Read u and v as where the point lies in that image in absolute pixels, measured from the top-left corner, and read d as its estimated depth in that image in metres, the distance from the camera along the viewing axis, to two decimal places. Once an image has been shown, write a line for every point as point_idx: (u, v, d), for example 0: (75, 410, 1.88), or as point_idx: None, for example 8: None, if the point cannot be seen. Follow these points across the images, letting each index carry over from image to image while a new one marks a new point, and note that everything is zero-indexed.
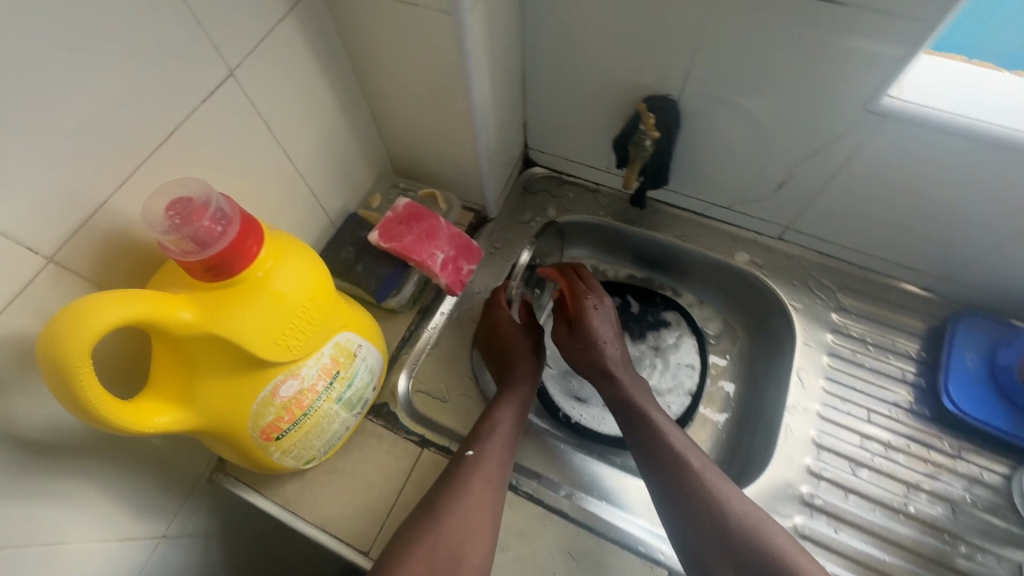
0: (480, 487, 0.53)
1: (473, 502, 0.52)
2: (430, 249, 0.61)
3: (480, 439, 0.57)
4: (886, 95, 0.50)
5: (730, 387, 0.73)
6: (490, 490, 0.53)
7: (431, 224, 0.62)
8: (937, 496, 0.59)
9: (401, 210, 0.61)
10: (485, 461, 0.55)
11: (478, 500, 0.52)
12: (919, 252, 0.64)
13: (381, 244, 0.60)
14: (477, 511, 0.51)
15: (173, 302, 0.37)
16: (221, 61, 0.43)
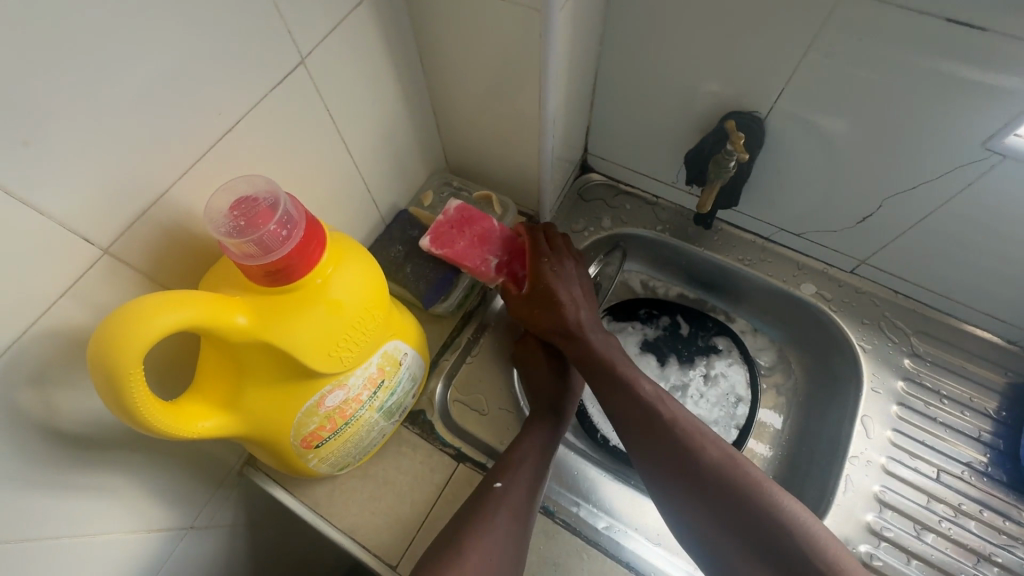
0: (507, 522, 0.48)
1: (500, 540, 0.47)
2: (482, 255, 0.57)
3: (508, 467, 0.52)
4: (1013, 134, 0.45)
5: (777, 420, 0.69)
6: (518, 527, 0.48)
7: (484, 226, 0.58)
8: (1011, 572, 0.54)
9: (452, 214, 0.57)
10: (513, 491, 0.50)
11: (506, 538, 0.47)
12: (1013, 303, 0.59)
13: (433, 249, 0.56)
14: (503, 550, 0.46)
15: (229, 305, 0.34)
16: (294, 47, 0.40)
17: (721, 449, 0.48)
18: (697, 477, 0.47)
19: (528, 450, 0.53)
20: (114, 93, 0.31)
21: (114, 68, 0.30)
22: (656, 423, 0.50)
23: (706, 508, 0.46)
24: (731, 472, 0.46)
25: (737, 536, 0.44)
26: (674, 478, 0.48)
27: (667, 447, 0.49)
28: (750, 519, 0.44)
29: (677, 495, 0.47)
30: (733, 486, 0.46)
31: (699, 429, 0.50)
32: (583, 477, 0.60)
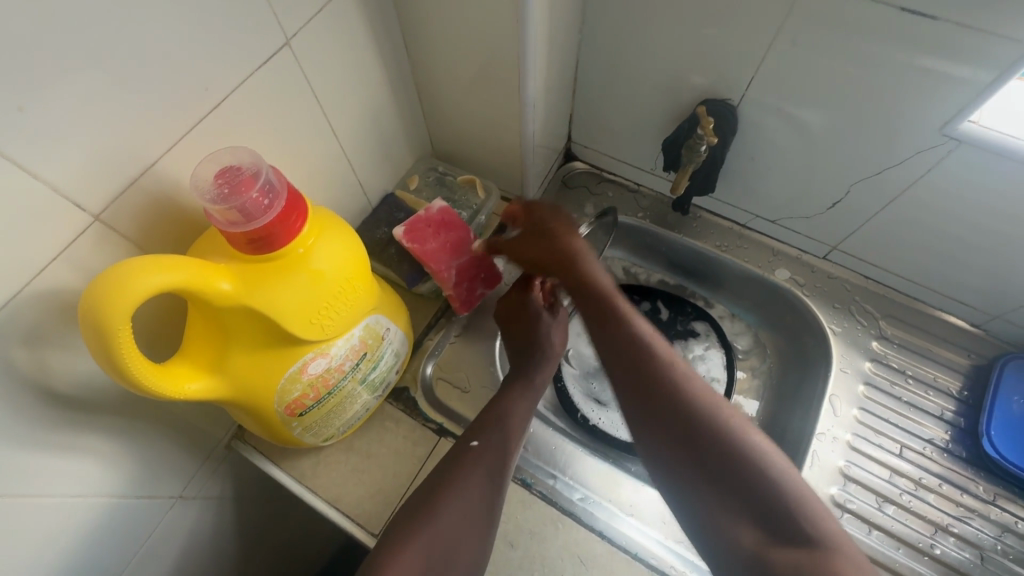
0: (483, 479, 0.50)
1: (474, 493, 0.49)
2: (450, 262, 0.59)
3: (484, 431, 0.53)
4: (965, 121, 0.47)
5: (754, 407, 0.70)
6: (496, 483, 0.50)
7: (460, 236, 0.60)
8: (966, 541, 0.56)
9: (434, 214, 0.59)
10: (486, 455, 0.51)
11: (482, 493, 0.49)
12: (976, 286, 0.61)
13: (404, 240, 0.58)
14: (478, 500, 0.49)
15: (214, 271, 0.36)
16: (280, 29, 0.42)
17: (718, 401, 0.42)
18: (693, 426, 0.41)
19: (508, 411, 0.55)
20: (106, 66, 0.32)
21: (104, 42, 0.32)
22: (650, 360, 0.44)
23: (700, 460, 0.40)
24: (731, 430, 0.40)
25: (732, 492, 0.38)
26: (666, 427, 0.41)
27: (657, 390, 0.43)
28: (745, 474, 0.38)
29: (666, 446, 0.41)
30: (730, 442, 0.40)
31: (697, 380, 0.44)
32: (560, 451, 0.62)
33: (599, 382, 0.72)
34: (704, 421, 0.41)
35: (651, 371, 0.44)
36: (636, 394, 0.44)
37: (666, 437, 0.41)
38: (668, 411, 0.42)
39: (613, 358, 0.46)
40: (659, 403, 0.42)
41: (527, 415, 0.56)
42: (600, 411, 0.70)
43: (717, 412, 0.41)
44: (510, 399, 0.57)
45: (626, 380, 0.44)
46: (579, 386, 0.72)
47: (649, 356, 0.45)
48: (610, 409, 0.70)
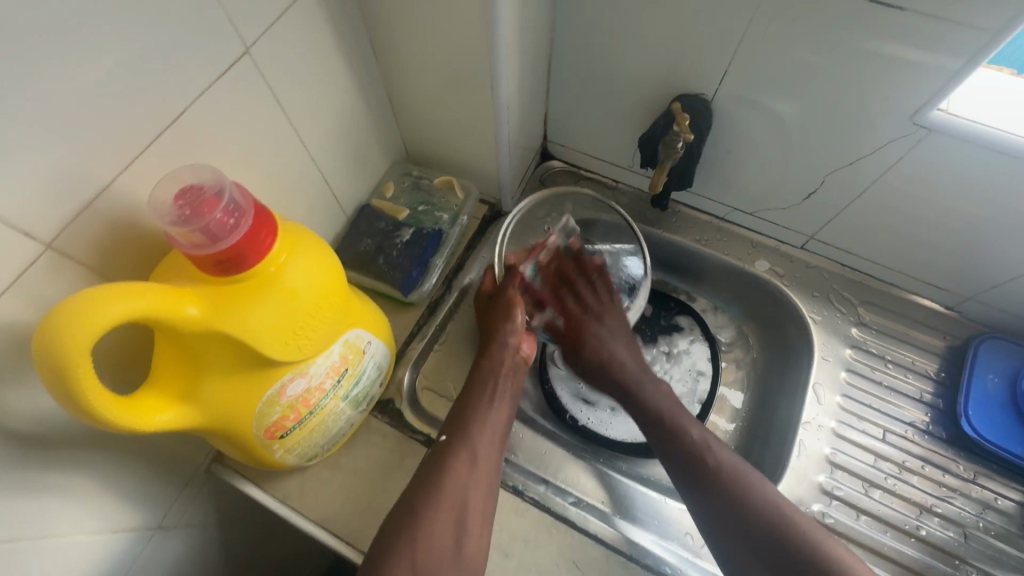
0: (462, 470, 0.51)
1: (460, 480, 0.51)
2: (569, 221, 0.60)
3: (458, 424, 0.55)
4: (935, 109, 0.48)
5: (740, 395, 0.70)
6: (474, 473, 0.52)
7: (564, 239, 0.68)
8: (950, 520, 0.57)
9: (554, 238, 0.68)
10: (462, 445, 0.53)
11: (464, 485, 0.51)
12: (948, 268, 0.62)
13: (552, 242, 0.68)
14: (465, 484, 0.51)
15: (180, 296, 0.34)
16: (238, 38, 0.40)
17: (767, 491, 0.53)
18: (734, 508, 0.52)
19: (477, 403, 0.57)
20: (48, 84, 0.30)
21: (44, 58, 0.29)
22: (710, 467, 0.54)
23: (737, 533, 0.51)
24: (770, 515, 0.51)
25: (751, 548, 0.50)
26: (719, 514, 0.52)
27: (713, 489, 0.53)
28: (777, 546, 0.50)
29: (715, 525, 0.52)
30: (774, 526, 0.50)
31: (742, 470, 0.54)
32: (550, 454, 0.63)
33: (587, 383, 0.72)
34: (749, 508, 0.51)
35: (704, 471, 0.54)
36: (699, 488, 0.54)
37: (721, 525, 0.52)
38: (716, 500, 0.53)
39: (670, 455, 0.57)
40: (714, 497, 0.53)
41: (498, 404, 0.57)
42: (589, 411, 0.69)
43: (764, 507, 0.51)
44: (480, 392, 0.58)
45: (680, 474, 0.56)
46: (566, 387, 0.71)
47: (697, 460, 0.55)
48: (598, 408, 0.70)
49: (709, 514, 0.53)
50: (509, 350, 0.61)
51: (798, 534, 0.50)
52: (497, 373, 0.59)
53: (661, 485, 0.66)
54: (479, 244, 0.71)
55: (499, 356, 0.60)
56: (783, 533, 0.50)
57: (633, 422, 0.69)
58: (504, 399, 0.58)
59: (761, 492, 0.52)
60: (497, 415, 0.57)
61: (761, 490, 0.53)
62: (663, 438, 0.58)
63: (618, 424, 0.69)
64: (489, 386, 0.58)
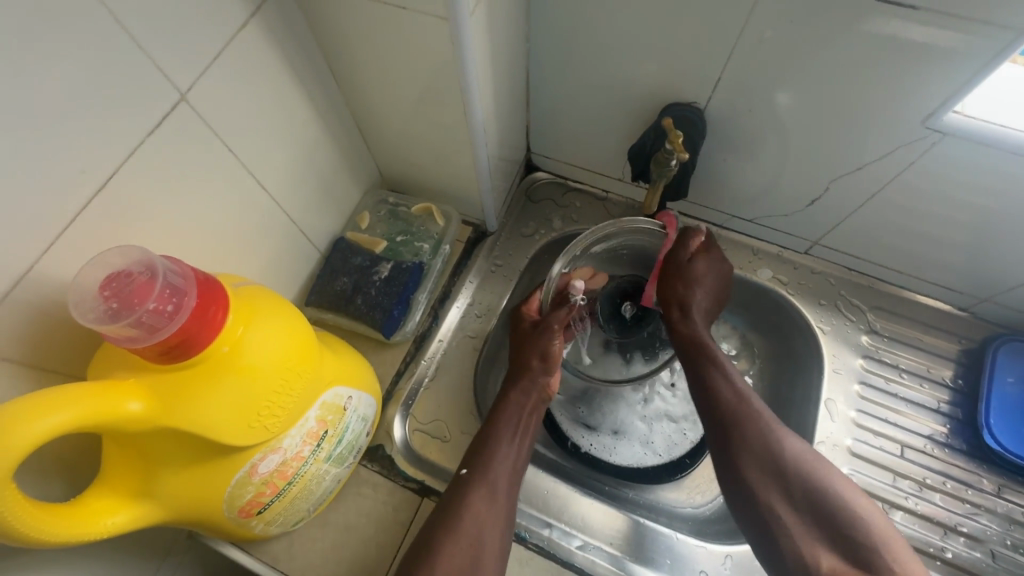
0: (480, 507, 0.48)
1: (481, 515, 0.48)
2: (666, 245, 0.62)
3: (477, 455, 0.52)
4: (950, 111, 0.44)
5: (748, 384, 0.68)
6: (493, 511, 0.48)
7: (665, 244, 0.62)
8: (975, 540, 0.56)
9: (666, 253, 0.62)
10: (482, 475, 0.50)
11: (481, 521, 0.48)
12: (959, 270, 0.59)
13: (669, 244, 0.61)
14: (486, 518, 0.48)
15: (119, 391, 0.31)
16: (169, 84, 0.36)
17: (800, 447, 0.49)
18: (767, 458, 0.49)
19: (499, 434, 0.53)
20: None
21: None
22: (746, 415, 0.51)
23: (769, 481, 0.48)
24: (806, 467, 0.48)
25: (783, 499, 0.47)
26: (754, 461, 0.49)
27: (748, 437, 0.50)
28: (809, 499, 0.47)
29: (751, 484, 0.49)
30: (808, 478, 0.47)
31: (778, 424, 0.50)
32: (554, 495, 0.59)
33: (587, 407, 0.68)
34: (785, 458, 0.48)
35: (741, 415, 0.51)
36: (732, 439, 0.50)
37: (755, 470, 0.49)
38: (752, 447, 0.49)
39: (705, 409, 0.53)
40: (745, 445, 0.49)
41: (520, 438, 0.54)
42: (591, 436, 0.66)
43: (799, 460, 0.48)
44: (503, 422, 0.54)
45: (714, 421, 0.52)
46: (566, 412, 0.67)
47: (738, 405, 0.51)
48: (601, 433, 0.66)
49: (743, 465, 0.49)
50: (537, 383, 0.57)
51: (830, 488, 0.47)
52: (519, 408, 0.55)
53: (670, 509, 0.62)
54: (464, 269, 0.67)
55: (527, 387, 0.57)
56: (811, 481, 0.47)
57: (637, 446, 0.66)
58: (525, 435, 0.55)
59: (798, 447, 0.49)
60: (518, 454, 0.53)
61: (794, 440, 0.50)
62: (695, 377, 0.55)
63: (623, 449, 0.66)
64: (511, 421, 0.54)
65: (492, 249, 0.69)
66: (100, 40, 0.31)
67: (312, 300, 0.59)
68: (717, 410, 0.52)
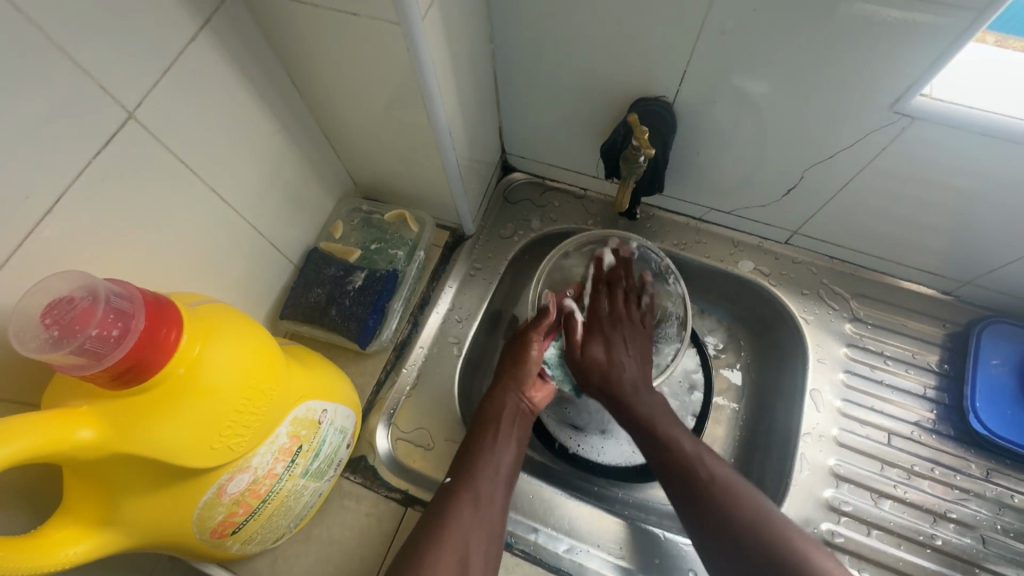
0: (465, 514, 0.48)
1: (465, 524, 0.48)
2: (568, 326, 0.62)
3: (460, 465, 0.52)
4: (917, 95, 0.43)
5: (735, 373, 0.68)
6: (477, 516, 0.48)
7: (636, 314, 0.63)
8: (965, 526, 0.56)
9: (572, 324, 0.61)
10: (467, 485, 0.50)
11: (466, 530, 0.47)
12: (940, 254, 0.58)
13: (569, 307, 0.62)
14: (475, 530, 0.48)
15: (72, 419, 0.30)
16: (115, 103, 0.35)
17: (756, 504, 0.48)
18: (725, 524, 0.47)
19: (482, 444, 0.53)
20: None
21: None
22: (701, 481, 0.50)
23: (736, 555, 0.46)
24: (764, 527, 0.46)
25: (735, 561, 0.46)
26: (717, 524, 0.48)
27: (705, 505, 0.49)
28: (769, 560, 0.45)
29: (706, 538, 0.48)
30: (768, 537, 0.46)
31: (734, 486, 0.49)
32: (539, 498, 0.58)
33: (574, 406, 0.66)
34: (740, 520, 0.47)
35: (693, 480, 0.50)
36: (692, 516, 0.49)
37: (716, 543, 0.47)
38: (706, 501, 0.49)
39: (649, 454, 0.54)
40: (709, 521, 0.48)
41: (503, 444, 0.54)
42: (578, 437, 0.65)
43: (762, 521, 0.47)
44: (485, 429, 0.55)
45: (670, 482, 0.51)
46: (552, 413, 0.66)
47: (689, 471, 0.51)
48: (588, 433, 0.65)
49: (704, 528, 0.48)
50: (515, 393, 0.57)
51: (791, 547, 0.45)
52: (499, 416, 0.56)
53: (660, 508, 0.62)
54: (443, 273, 0.67)
55: (502, 397, 0.57)
56: (776, 547, 0.45)
57: (626, 444, 0.65)
58: (510, 443, 0.54)
59: (753, 509, 0.47)
60: (506, 462, 0.53)
61: (746, 502, 0.48)
62: (652, 452, 0.53)
63: (611, 448, 0.65)
64: (493, 428, 0.55)
65: (471, 252, 0.69)
66: (33, 62, 0.30)
67: (286, 313, 0.58)
68: (652, 439, 0.53)
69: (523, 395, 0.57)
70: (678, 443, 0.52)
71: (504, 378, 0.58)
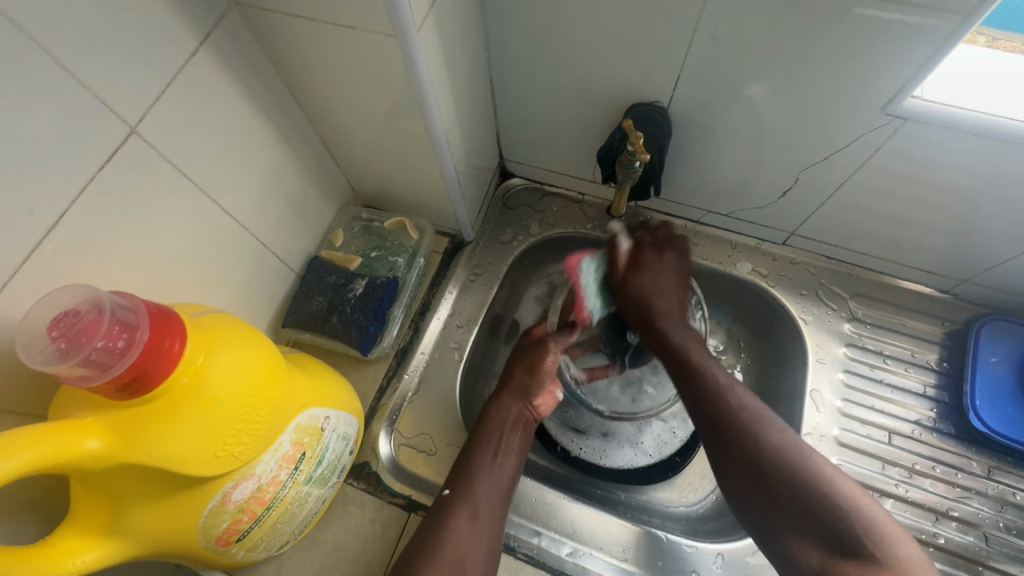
0: (462, 526, 0.48)
1: (462, 538, 0.48)
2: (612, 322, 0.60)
3: (459, 475, 0.52)
4: (909, 95, 0.44)
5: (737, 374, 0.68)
6: (474, 530, 0.48)
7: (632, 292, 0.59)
8: (968, 524, 0.56)
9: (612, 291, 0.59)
10: (465, 498, 0.50)
11: (463, 543, 0.47)
12: (937, 252, 0.58)
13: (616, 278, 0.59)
14: (473, 543, 0.48)
15: (78, 430, 0.31)
16: (118, 118, 0.36)
17: (787, 436, 0.46)
18: (757, 459, 0.45)
19: (480, 455, 0.53)
20: None
21: None
22: (732, 404, 0.48)
23: (763, 487, 0.44)
24: (791, 457, 0.44)
25: (768, 493, 0.44)
26: (738, 440, 0.46)
27: (728, 429, 0.47)
28: (800, 493, 0.43)
29: (732, 471, 0.46)
30: (795, 464, 0.44)
31: (764, 417, 0.47)
32: (542, 502, 0.58)
33: (576, 410, 0.67)
34: (766, 448, 0.45)
35: (722, 413, 0.48)
36: (720, 441, 0.47)
37: (743, 474, 0.46)
38: (734, 432, 0.47)
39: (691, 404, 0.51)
40: (734, 454, 0.46)
41: (503, 456, 0.54)
42: (580, 440, 0.65)
43: (792, 452, 0.45)
44: (485, 441, 0.55)
45: (700, 421, 0.50)
46: (554, 417, 0.67)
47: (722, 396, 0.49)
48: (590, 436, 0.66)
49: (731, 457, 0.46)
50: (517, 404, 0.58)
51: (824, 482, 0.43)
52: (501, 429, 0.56)
53: (663, 510, 0.62)
54: (443, 279, 0.67)
55: (504, 408, 0.57)
56: (802, 479, 0.43)
57: (627, 448, 0.65)
58: (509, 455, 0.54)
59: (782, 437, 0.46)
60: (505, 475, 0.53)
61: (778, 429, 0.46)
62: (685, 382, 0.52)
63: (613, 451, 0.65)
64: (493, 439, 0.55)
65: (471, 258, 0.69)
66: (37, 80, 0.31)
67: (288, 321, 0.58)
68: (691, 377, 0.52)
69: (523, 408, 0.58)
70: (723, 384, 0.50)
71: (507, 390, 0.59)
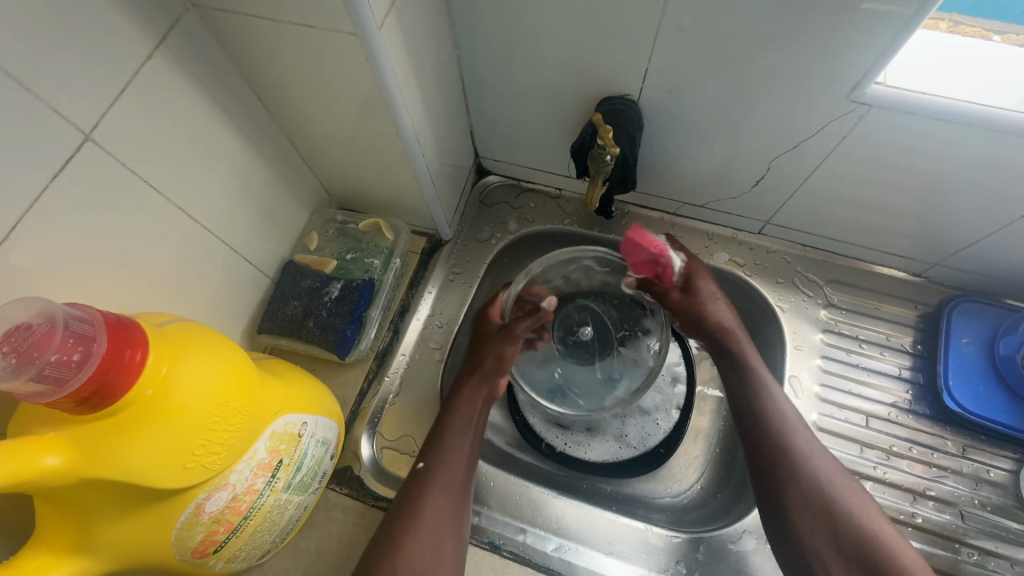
0: (438, 500, 0.49)
1: (439, 509, 0.49)
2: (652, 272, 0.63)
3: (428, 448, 0.53)
4: (873, 83, 0.44)
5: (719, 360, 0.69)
6: (449, 502, 0.50)
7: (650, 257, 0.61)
8: (944, 502, 0.57)
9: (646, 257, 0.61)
10: (439, 469, 0.51)
11: (438, 514, 0.49)
12: (909, 237, 0.59)
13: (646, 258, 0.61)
14: (446, 513, 0.49)
15: (36, 447, 0.30)
16: (70, 125, 0.35)
17: (837, 473, 0.49)
18: (813, 487, 0.48)
19: (449, 427, 0.54)
20: None
21: None
22: (796, 443, 0.50)
23: (812, 510, 0.48)
24: (847, 498, 0.48)
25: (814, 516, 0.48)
26: (800, 495, 0.49)
27: (786, 455, 0.50)
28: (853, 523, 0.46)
29: (790, 488, 0.49)
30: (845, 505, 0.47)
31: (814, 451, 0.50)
32: (526, 499, 0.58)
33: None
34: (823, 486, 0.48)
35: (787, 440, 0.51)
36: (780, 466, 0.50)
37: (801, 494, 0.48)
38: (792, 465, 0.50)
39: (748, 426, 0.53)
40: (791, 480, 0.49)
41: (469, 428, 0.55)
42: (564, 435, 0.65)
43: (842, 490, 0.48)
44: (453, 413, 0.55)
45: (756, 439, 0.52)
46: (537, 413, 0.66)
47: (786, 449, 0.50)
48: (573, 430, 0.66)
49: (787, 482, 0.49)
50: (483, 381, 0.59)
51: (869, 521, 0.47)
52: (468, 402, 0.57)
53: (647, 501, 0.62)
54: (421, 279, 0.67)
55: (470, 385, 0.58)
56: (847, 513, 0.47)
57: (612, 441, 0.65)
58: (476, 429, 0.55)
59: (831, 475, 0.49)
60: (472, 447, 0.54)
61: (836, 471, 0.49)
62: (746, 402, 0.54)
63: (596, 445, 0.65)
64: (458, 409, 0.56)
65: (450, 257, 0.69)
66: None
67: (263, 327, 0.58)
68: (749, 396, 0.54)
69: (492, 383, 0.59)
70: (786, 410, 0.53)
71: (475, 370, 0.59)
